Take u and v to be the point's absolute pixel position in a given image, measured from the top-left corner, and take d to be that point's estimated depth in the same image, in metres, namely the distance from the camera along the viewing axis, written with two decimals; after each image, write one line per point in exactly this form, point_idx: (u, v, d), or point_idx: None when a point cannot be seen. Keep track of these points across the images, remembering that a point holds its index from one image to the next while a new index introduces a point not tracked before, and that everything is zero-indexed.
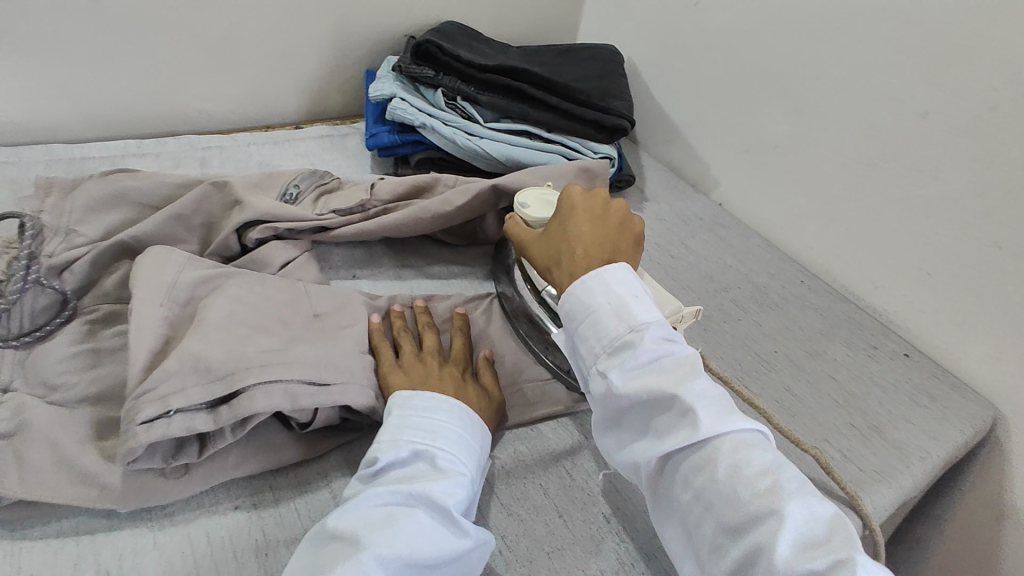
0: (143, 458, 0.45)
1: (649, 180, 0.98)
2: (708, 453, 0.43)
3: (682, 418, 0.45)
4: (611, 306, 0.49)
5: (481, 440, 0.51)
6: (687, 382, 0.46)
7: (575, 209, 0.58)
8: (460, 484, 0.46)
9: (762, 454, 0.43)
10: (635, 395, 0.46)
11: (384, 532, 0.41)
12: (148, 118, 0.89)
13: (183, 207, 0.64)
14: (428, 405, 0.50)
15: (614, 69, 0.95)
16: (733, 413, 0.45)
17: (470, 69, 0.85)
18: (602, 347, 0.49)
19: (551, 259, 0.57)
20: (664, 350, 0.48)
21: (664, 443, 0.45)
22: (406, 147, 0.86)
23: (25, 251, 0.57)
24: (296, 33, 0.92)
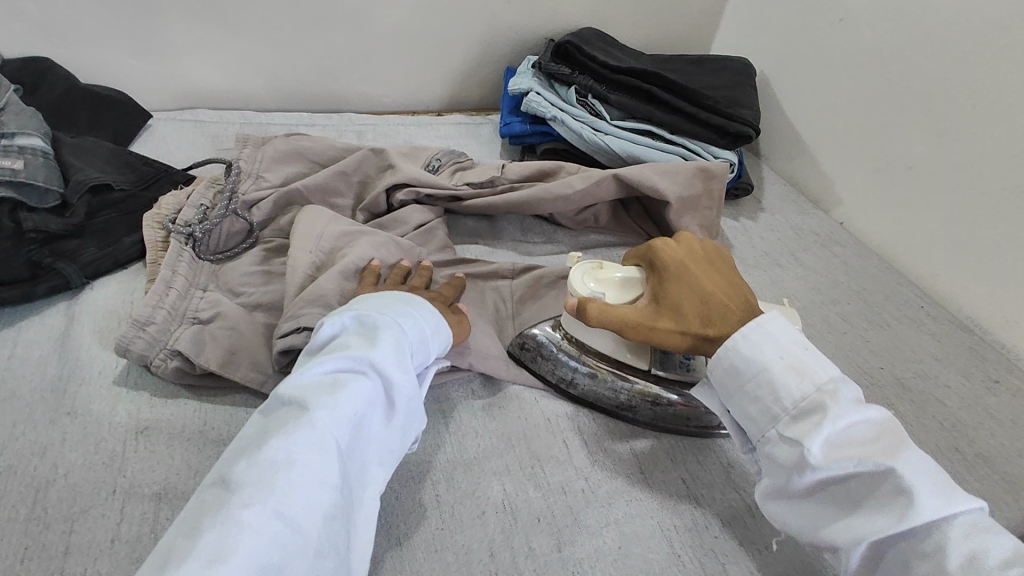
0: (294, 365, 0.55)
1: (768, 192, 0.98)
2: (934, 539, 0.40)
3: (895, 494, 0.42)
4: (786, 363, 0.49)
5: (424, 318, 0.53)
6: (897, 452, 0.43)
7: (683, 265, 0.57)
8: (399, 348, 0.49)
9: (996, 540, 0.39)
10: (839, 468, 0.44)
11: (327, 391, 0.44)
12: (320, 95, 1.04)
13: (346, 166, 0.76)
14: (378, 296, 0.54)
15: (745, 80, 0.97)
16: (953, 489, 0.42)
17: (604, 70, 0.91)
18: (783, 410, 0.48)
19: (697, 327, 0.54)
20: (860, 413, 0.46)
21: (874, 520, 0.42)
22: (535, 137, 0.94)
23: (229, 187, 0.72)
24: (452, 30, 1.02)
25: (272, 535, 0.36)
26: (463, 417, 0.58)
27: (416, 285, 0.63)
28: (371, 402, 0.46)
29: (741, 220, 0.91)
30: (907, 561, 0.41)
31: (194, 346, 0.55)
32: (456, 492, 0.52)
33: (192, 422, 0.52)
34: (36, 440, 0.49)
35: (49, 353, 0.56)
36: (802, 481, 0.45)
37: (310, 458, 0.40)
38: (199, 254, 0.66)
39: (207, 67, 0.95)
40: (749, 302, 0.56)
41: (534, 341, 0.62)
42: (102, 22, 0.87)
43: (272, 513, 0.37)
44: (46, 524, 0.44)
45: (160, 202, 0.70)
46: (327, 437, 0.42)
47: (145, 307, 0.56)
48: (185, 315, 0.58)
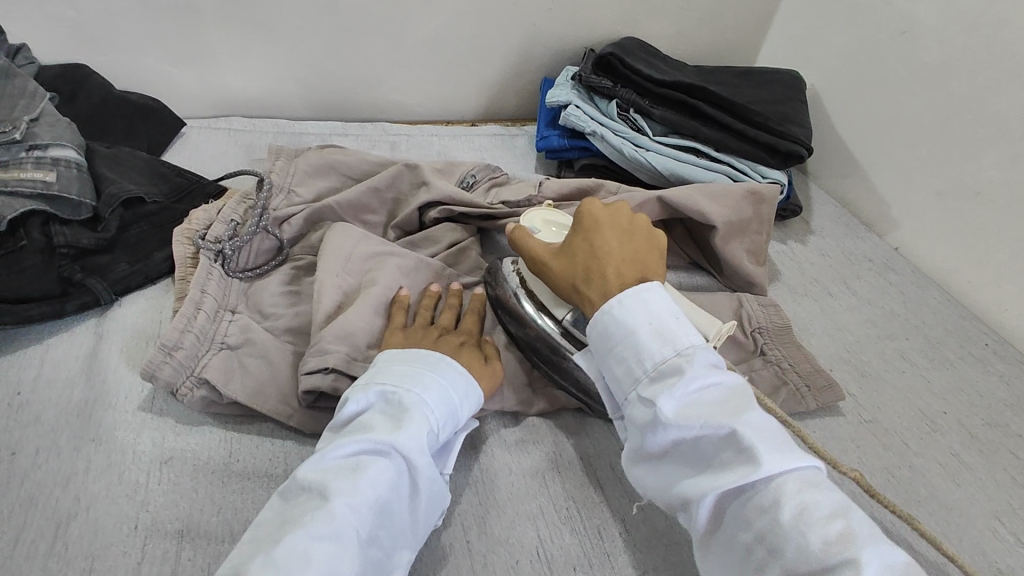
0: (322, 401, 0.54)
1: (817, 213, 0.93)
2: (769, 493, 0.39)
3: (736, 453, 0.41)
4: (651, 327, 0.47)
5: (454, 384, 0.50)
6: (743, 413, 0.42)
7: (598, 222, 0.56)
8: (426, 426, 0.46)
9: (827, 498, 0.38)
10: (682, 425, 0.43)
11: (348, 479, 0.41)
12: (354, 104, 1.03)
13: (379, 182, 0.73)
14: (404, 359, 0.51)
15: (797, 95, 0.92)
16: (789, 449, 0.41)
17: (647, 83, 0.87)
18: (643, 371, 0.46)
19: (579, 279, 0.53)
20: (714, 377, 0.45)
21: (720, 476, 0.41)
22: (573, 152, 0.90)
23: (260, 203, 0.70)
24: (490, 39, 1.00)
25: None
26: (495, 454, 0.55)
27: (444, 321, 0.59)
28: (394, 489, 0.43)
29: (788, 243, 0.86)
30: (744, 516, 0.39)
31: (220, 373, 0.53)
32: (488, 538, 0.49)
33: (217, 453, 0.50)
34: (59, 468, 0.48)
35: (76, 375, 0.55)
36: (654, 440, 0.44)
37: (329, 556, 0.37)
38: (229, 272, 0.64)
39: (242, 75, 0.95)
40: (644, 271, 0.53)
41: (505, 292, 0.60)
42: (140, 30, 0.86)
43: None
44: (66, 561, 0.42)
45: (191, 217, 0.68)
46: (349, 531, 0.39)
47: (173, 331, 0.54)
48: (214, 340, 0.56)
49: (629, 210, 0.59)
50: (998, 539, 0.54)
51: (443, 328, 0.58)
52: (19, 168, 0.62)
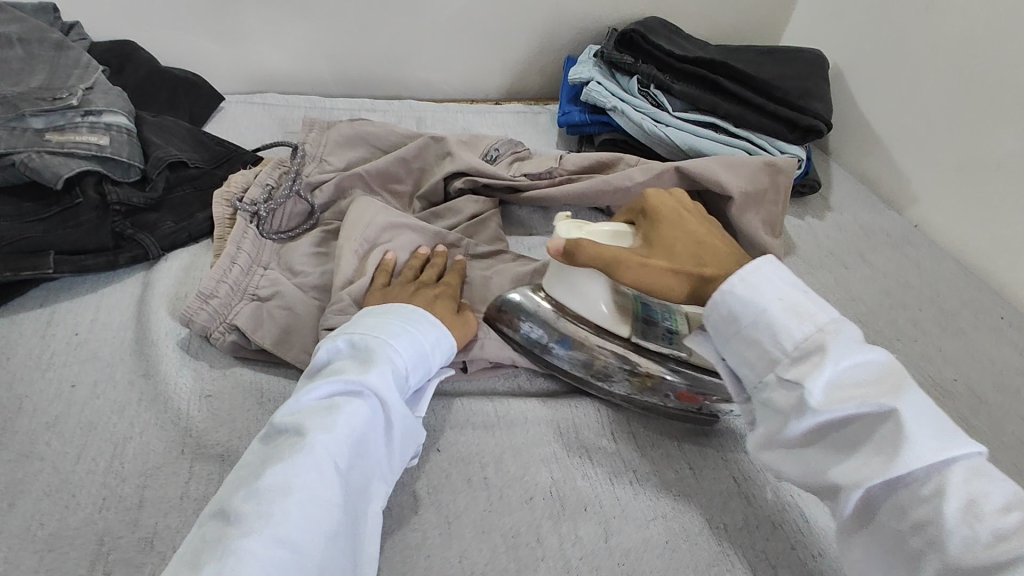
0: None
1: (836, 189, 0.94)
2: (933, 484, 0.39)
3: (890, 440, 0.40)
4: (783, 304, 0.46)
5: (418, 327, 0.53)
6: (903, 395, 0.41)
7: (676, 210, 0.56)
8: (393, 366, 0.49)
9: (996, 487, 0.38)
10: (838, 411, 0.42)
11: (323, 417, 0.44)
12: (382, 82, 1.06)
13: (407, 153, 0.77)
14: (381, 312, 0.54)
15: (818, 72, 0.93)
16: (950, 433, 0.40)
17: (668, 59, 0.89)
18: (784, 353, 0.45)
19: (691, 268, 0.52)
20: (862, 354, 0.43)
21: (865, 463, 0.41)
22: (594, 127, 0.92)
23: (293, 169, 0.74)
24: (515, 17, 1.02)
25: (273, 562, 0.37)
26: (512, 403, 0.58)
27: (427, 278, 0.63)
28: (369, 425, 0.46)
29: (806, 218, 0.87)
30: (900, 506, 0.40)
31: (255, 322, 0.57)
32: (505, 476, 0.52)
33: (255, 390, 0.54)
34: (115, 399, 0.52)
35: (127, 319, 0.59)
36: (799, 426, 0.43)
37: (309, 483, 0.41)
38: (263, 234, 0.67)
39: (278, 52, 0.99)
40: (734, 254, 0.55)
41: (517, 307, 0.61)
42: (183, 8, 0.91)
43: (272, 540, 0.38)
44: (123, 477, 0.47)
45: (229, 181, 0.72)
46: (327, 461, 0.42)
47: (210, 280, 0.59)
48: (246, 291, 0.60)
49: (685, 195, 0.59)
50: None
51: (421, 284, 0.61)
52: (75, 132, 0.67)
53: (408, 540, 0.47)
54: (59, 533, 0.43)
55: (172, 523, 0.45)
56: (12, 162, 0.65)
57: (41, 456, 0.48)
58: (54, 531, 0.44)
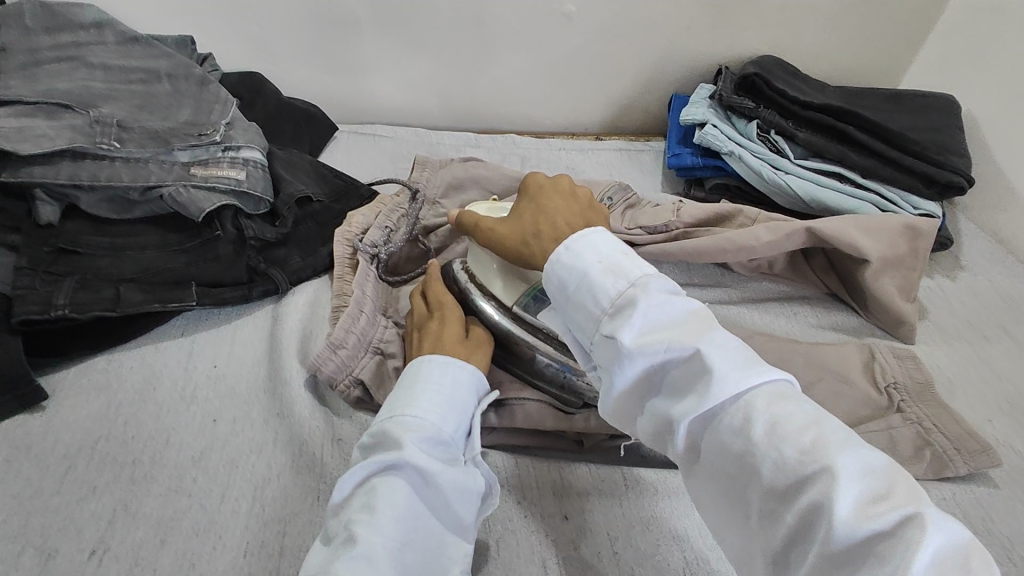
0: None
1: (968, 248, 0.87)
2: (736, 413, 0.38)
3: (698, 375, 0.40)
4: (602, 265, 0.47)
5: (444, 387, 0.51)
6: (703, 334, 0.42)
7: (545, 187, 0.59)
8: (420, 435, 0.47)
9: (800, 407, 0.38)
10: (646, 355, 0.42)
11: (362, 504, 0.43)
12: (488, 115, 1.08)
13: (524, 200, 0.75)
14: (402, 383, 0.52)
15: (955, 122, 0.87)
16: (758, 364, 0.40)
17: (792, 105, 0.85)
18: (603, 309, 0.46)
19: (530, 232, 0.56)
20: (669, 300, 0.44)
21: (680, 399, 0.41)
22: (705, 171, 0.90)
23: (414, 213, 0.75)
24: (626, 55, 1.01)
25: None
26: (639, 472, 0.57)
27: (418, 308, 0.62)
28: (414, 501, 0.44)
29: (936, 278, 0.81)
30: (724, 443, 0.39)
31: (377, 377, 0.58)
32: (635, 552, 0.50)
33: None
34: (253, 438, 0.54)
35: (261, 354, 0.61)
36: (625, 377, 0.43)
37: (364, 574, 0.39)
38: (380, 278, 0.70)
39: (390, 85, 1.01)
40: (589, 221, 0.56)
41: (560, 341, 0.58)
42: (307, 42, 0.95)
43: None
44: (264, 522, 0.48)
45: (349, 220, 0.73)
46: (378, 551, 0.40)
47: (339, 331, 0.59)
48: (370, 345, 0.61)
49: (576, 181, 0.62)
50: None
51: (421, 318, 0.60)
52: (217, 166, 0.71)
53: None
54: (209, 574, 0.45)
55: None
56: (160, 195, 0.68)
57: (188, 492, 0.50)
58: (204, 572, 0.45)
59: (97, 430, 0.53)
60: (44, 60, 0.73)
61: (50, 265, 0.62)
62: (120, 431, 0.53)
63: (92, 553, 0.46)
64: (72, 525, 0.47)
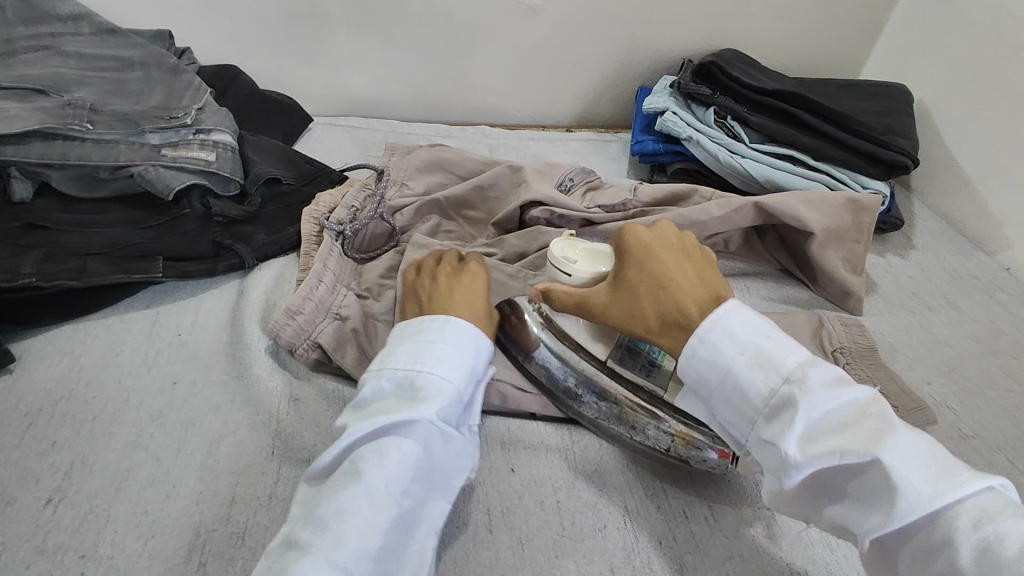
0: None
1: (919, 228, 0.90)
2: (942, 532, 0.37)
3: (886, 490, 0.39)
4: (751, 354, 0.45)
5: (465, 349, 0.52)
6: (884, 440, 0.40)
7: (648, 251, 0.53)
8: (442, 397, 0.48)
9: (1017, 521, 0.36)
10: (818, 464, 0.41)
11: (373, 448, 0.45)
12: (459, 108, 1.10)
13: (486, 180, 0.79)
14: (412, 332, 0.53)
15: (903, 108, 0.90)
16: (957, 471, 0.38)
17: (746, 91, 0.89)
18: (757, 411, 0.44)
19: (657, 322, 0.50)
20: (839, 398, 0.42)
21: (879, 517, 0.40)
22: (666, 156, 0.93)
23: (378, 193, 0.77)
24: (591, 47, 1.04)
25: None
26: (586, 430, 0.59)
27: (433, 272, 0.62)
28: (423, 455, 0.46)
29: (886, 256, 0.84)
30: (917, 555, 0.39)
31: (334, 342, 0.60)
32: (577, 501, 0.53)
33: (336, 399, 0.57)
34: (210, 399, 0.56)
35: (222, 324, 0.63)
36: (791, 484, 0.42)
37: (361, 512, 0.41)
38: (346, 252, 0.71)
39: (364, 77, 1.04)
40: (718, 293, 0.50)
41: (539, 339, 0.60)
42: (282, 36, 0.98)
43: (324, 562, 0.39)
44: (217, 474, 0.50)
45: (317, 201, 0.75)
46: (382, 497, 0.42)
47: (297, 298, 0.61)
48: (330, 310, 0.63)
49: (673, 228, 0.55)
50: None
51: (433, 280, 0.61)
52: (186, 149, 0.73)
53: (481, 559, 0.48)
54: (160, 521, 0.47)
55: (261, 520, 0.47)
56: (129, 174, 0.70)
57: (145, 447, 0.51)
58: (156, 518, 0.47)
59: (58, 391, 0.55)
60: (18, 48, 0.76)
61: (19, 239, 0.65)
62: (82, 393, 0.55)
63: (48, 502, 0.47)
64: (29, 476, 0.49)
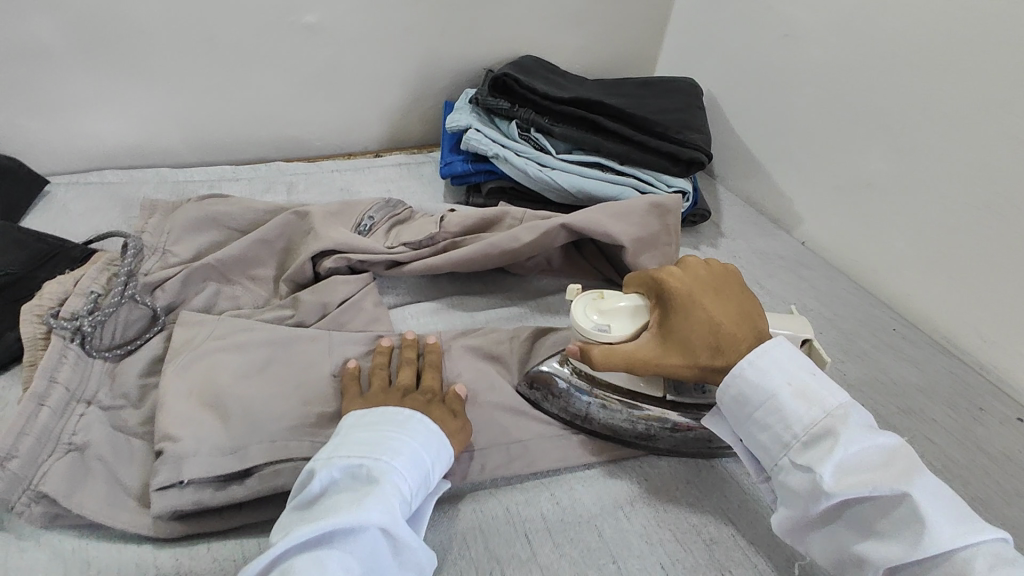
0: (197, 481, 0.48)
1: (726, 215, 0.94)
2: (952, 568, 0.38)
3: (907, 520, 0.40)
4: (793, 388, 0.47)
5: (425, 444, 0.48)
6: (910, 476, 0.41)
7: (693, 292, 0.53)
8: (399, 495, 0.42)
9: (1021, 571, 0.37)
10: (848, 491, 0.42)
11: (311, 557, 0.38)
12: (245, 145, 0.96)
13: (267, 233, 0.68)
14: (370, 420, 0.49)
15: (694, 101, 0.93)
16: (971, 518, 0.40)
17: (545, 101, 0.86)
18: (793, 437, 0.46)
19: (706, 359, 0.51)
20: (875, 438, 0.44)
21: (888, 544, 0.40)
22: (478, 176, 0.87)
23: (125, 269, 0.62)
24: (384, 65, 0.96)
25: None
26: None
27: (380, 369, 0.57)
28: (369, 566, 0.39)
29: (701, 249, 0.86)
30: None
31: (69, 483, 0.46)
32: None
33: (78, 563, 0.45)
34: None
35: None
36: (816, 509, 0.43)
37: None
38: (89, 352, 0.56)
39: (115, 122, 0.87)
40: (755, 325, 0.52)
41: (545, 378, 0.59)
42: None
43: None
44: None
45: (42, 291, 0.59)
46: None
47: (7, 437, 0.46)
48: (59, 440, 0.49)
49: (704, 261, 0.58)
50: None
51: (384, 385, 0.55)
52: None
53: None
54: None
55: None
56: None
57: None
58: None
59: None
60: None
61: None
62: None
63: None
64: None
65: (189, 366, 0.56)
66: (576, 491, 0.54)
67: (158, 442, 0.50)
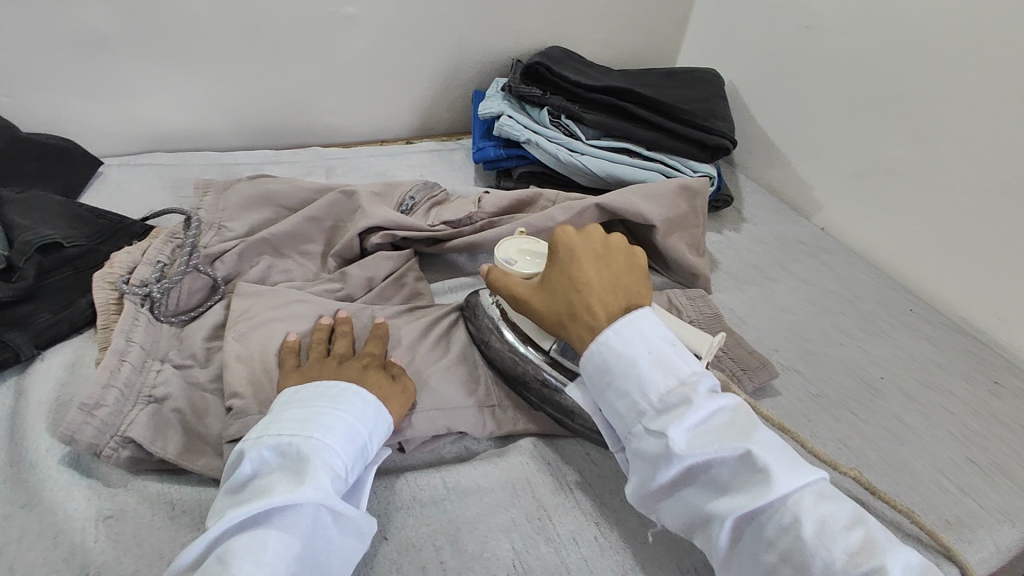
0: None
1: (747, 202, 0.97)
2: (785, 516, 0.41)
3: (753, 476, 0.42)
4: (651, 356, 0.48)
5: (357, 415, 0.48)
6: (750, 434, 0.44)
7: (575, 253, 0.55)
8: (330, 471, 0.44)
9: (840, 511, 0.41)
10: (699, 454, 0.44)
11: (247, 540, 0.40)
12: (284, 131, 1.00)
13: (317, 211, 0.72)
14: (303, 396, 0.49)
15: (716, 91, 0.96)
16: (802, 464, 0.44)
17: (576, 89, 0.89)
18: (646, 405, 0.46)
19: (566, 313, 0.53)
20: (716, 403, 0.46)
21: (733, 498, 0.42)
22: (510, 161, 0.91)
23: (188, 242, 0.66)
24: (418, 54, 0.99)
25: None
26: (464, 474, 0.54)
27: (319, 341, 0.58)
28: (308, 541, 0.41)
29: (724, 232, 0.90)
30: (763, 538, 0.41)
31: (150, 432, 0.51)
32: (462, 555, 0.48)
33: (163, 504, 0.49)
34: None
35: None
36: (667, 474, 0.44)
37: None
38: (158, 316, 0.60)
39: (163, 107, 0.91)
40: (630, 296, 0.52)
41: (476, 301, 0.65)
42: (46, 69, 0.81)
43: None
44: None
45: (112, 260, 0.63)
46: None
47: (93, 389, 0.51)
48: (140, 393, 0.53)
49: (603, 232, 0.58)
50: (945, 492, 0.57)
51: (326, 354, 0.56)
52: None
53: None
54: None
55: None
56: None
57: None
58: None
59: None
60: None
61: None
62: None
63: None
64: None
65: (251, 331, 0.59)
66: (615, 449, 0.58)
67: (227, 399, 0.54)
